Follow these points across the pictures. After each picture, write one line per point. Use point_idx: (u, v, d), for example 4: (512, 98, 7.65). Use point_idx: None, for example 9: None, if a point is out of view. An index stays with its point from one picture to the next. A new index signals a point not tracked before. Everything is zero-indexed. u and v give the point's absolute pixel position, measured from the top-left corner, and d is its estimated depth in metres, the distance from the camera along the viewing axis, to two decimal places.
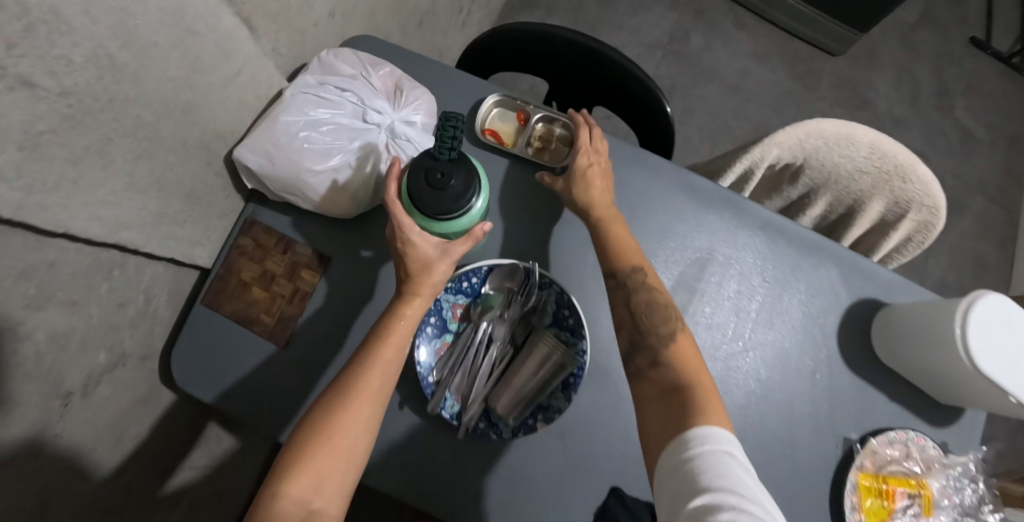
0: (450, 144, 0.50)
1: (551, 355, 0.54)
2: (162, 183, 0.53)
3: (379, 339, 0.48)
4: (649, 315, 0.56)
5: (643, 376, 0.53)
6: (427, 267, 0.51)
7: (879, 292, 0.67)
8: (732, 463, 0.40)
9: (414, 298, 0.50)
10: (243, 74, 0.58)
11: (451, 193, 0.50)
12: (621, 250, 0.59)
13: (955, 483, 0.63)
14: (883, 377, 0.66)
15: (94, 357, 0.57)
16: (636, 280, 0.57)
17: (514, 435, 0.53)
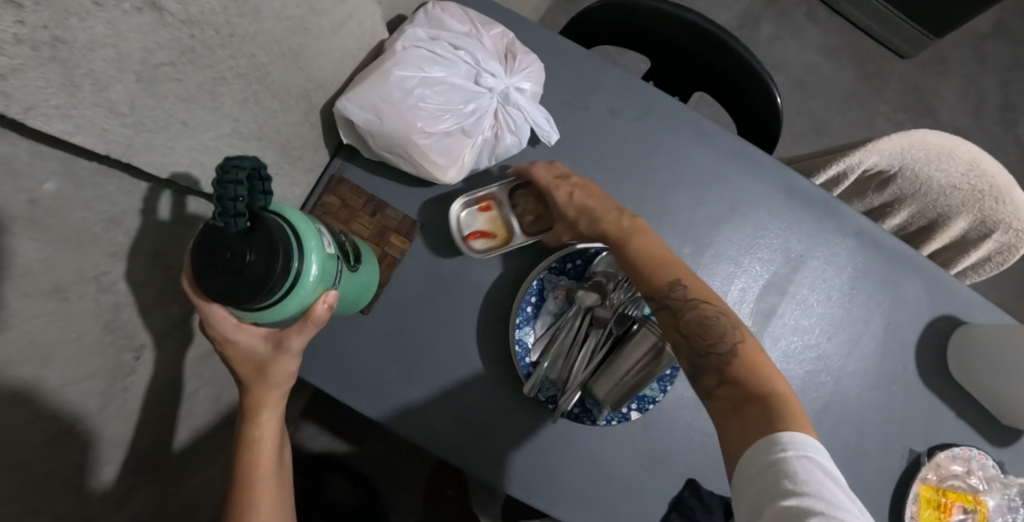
0: (232, 207, 0.36)
1: (659, 342, 0.50)
2: (261, 132, 0.50)
3: (246, 470, 0.48)
4: (702, 334, 0.46)
5: (711, 396, 0.45)
6: (262, 369, 0.47)
7: (958, 309, 0.67)
8: (816, 467, 0.36)
9: (260, 411, 0.48)
10: (353, 19, 0.54)
11: (247, 274, 0.36)
12: (654, 264, 0.51)
13: (1010, 502, 0.64)
14: (953, 395, 0.67)
15: (167, 310, 0.56)
16: (678, 299, 0.48)
17: (607, 423, 0.54)
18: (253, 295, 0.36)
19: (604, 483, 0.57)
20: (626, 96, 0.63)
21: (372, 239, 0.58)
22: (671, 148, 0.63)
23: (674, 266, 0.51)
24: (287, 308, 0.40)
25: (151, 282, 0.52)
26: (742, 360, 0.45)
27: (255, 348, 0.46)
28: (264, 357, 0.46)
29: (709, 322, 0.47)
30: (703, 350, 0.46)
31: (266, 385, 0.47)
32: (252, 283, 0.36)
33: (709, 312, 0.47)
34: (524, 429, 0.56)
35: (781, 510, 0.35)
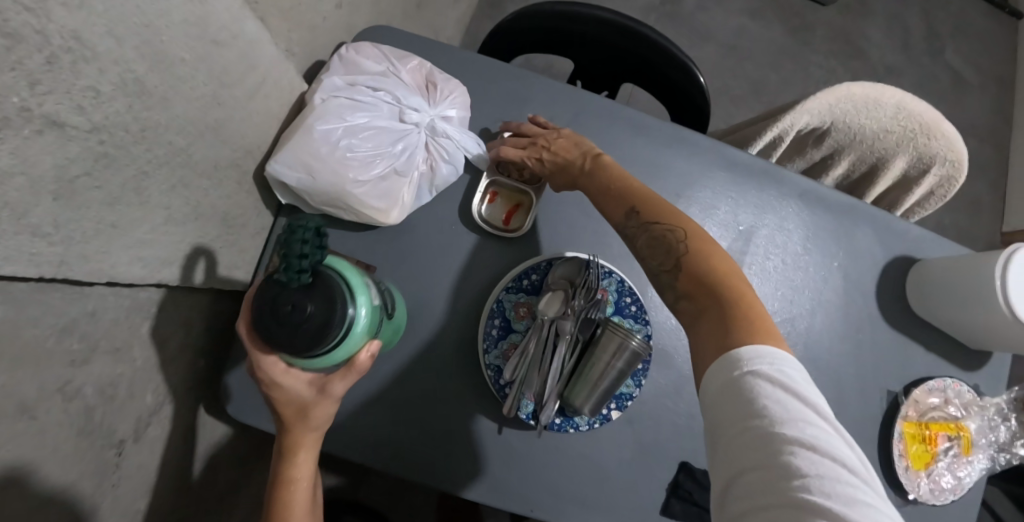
0: (297, 264, 0.37)
1: (626, 343, 0.51)
2: (197, 212, 0.50)
3: (281, 512, 0.47)
4: (657, 254, 0.48)
5: (680, 313, 0.46)
6: (303, 412, 0.46)
7: (910, 248, 0.69)
8: (767, 382, 0.35)
9: (297, 452, 0.47)
10: (267, 83, 0.54)
11: (308, 327, 0.38)
12: (609, 195, 0.52)
13: (990, 422, 0.68)
14: (919, 330, 0.69)
15: (142, 400, 0.55)
16: (633, 226, 0.50)
17: (590, 427, 0.55)
18: (314, 344, 0.38)
19: (602, 483, 0.58)
20: (554, 100, 0.63)
21: None
22: (609, 144, 0.63)
23: (628, 193, 0.52)
24: (332, 357, 0.41)
25: (119, 379, 0.52)
26: (694, 269, 0.45)
27: (299, 393, 0.46)
28: (306, 401, 0.46)
29: (664, 241, 0.47)
30: (662, 268, 0.47)
31: (306, 427, 0.47)
32: (306, 337, 0.38)
33: (662, 230, 0.48)
34: (513, 448, 0.57)
35: (731, 439, 0.35)
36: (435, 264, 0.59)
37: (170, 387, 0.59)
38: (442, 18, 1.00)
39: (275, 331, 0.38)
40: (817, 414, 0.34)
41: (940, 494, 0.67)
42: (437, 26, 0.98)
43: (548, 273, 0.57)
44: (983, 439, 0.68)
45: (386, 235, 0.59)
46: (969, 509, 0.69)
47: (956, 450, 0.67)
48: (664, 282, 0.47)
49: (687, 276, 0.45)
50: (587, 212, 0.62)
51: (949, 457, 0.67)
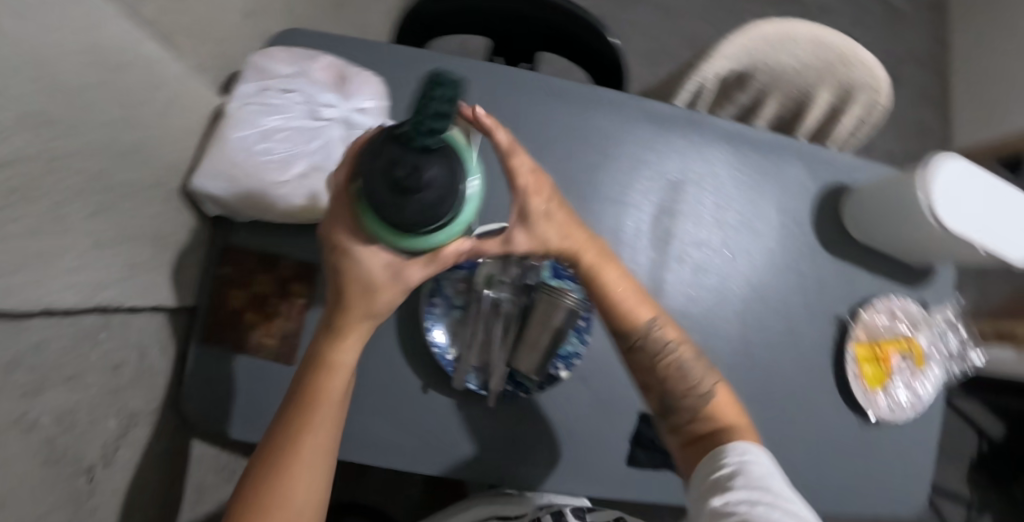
0: (430, 130, 0.26)
1: (559, 303, 0.54)
2: (126, 233, 0.51)
3: (319, 391, 0.45)
4: (681, 380, 0.53)
5: (681, 429, 0.54)
6: (369, 292, 0.41)
7: (842, 176, 0.70)
8: (754, 473, 0.45)
9: (345, 338, 0.43)
10: (178, 99, 0.55)
11: (418, 202, 0.32)
12: (623, 310, 0.52)
13: (938, 334, 0.70)
14: (861, 254, 0.71)
15: (105, 426, 0.56)
16: (654, 339, 0.53)
17: (541, 389, 0.56)
18: (420, 219, 0.33)
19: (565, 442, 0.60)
20: (469, 80, 0.64)
21: (275, 292, 0.59)
22: (528, 114, 0.64)
23: (617, 296, 0.52)
24: (430, 241, 0.37)
25: (77, 407, 0.52)
26: (677, 369, 0.53)
27: (372, 273, 0.40)
28: (376, 282, 0.41)
29: (687, 369, 0.54)
30: (649, 373, 0.54)
31: (355, 316, 0.43)
32: (423, 208, 0.33)
33: (693, 363, 0.54)
34: (472, 421, 0.58)
35: (712, 509, 0.45)
36: None
37: (134, 410, 0.60)
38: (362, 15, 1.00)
39: (407, 201, 0.32)
40: (790, 494, 0.45)
41: (900, 409, 0.69)
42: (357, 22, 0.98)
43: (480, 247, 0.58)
44: (933, 351, 0.70)
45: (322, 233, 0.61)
46: (930, 419, 0.71)
47: (909, 364, 0.70)
48: (648, 384, 0.54)
49: (676, 384, 0.53)
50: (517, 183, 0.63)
51: (904, 373, 0.69)
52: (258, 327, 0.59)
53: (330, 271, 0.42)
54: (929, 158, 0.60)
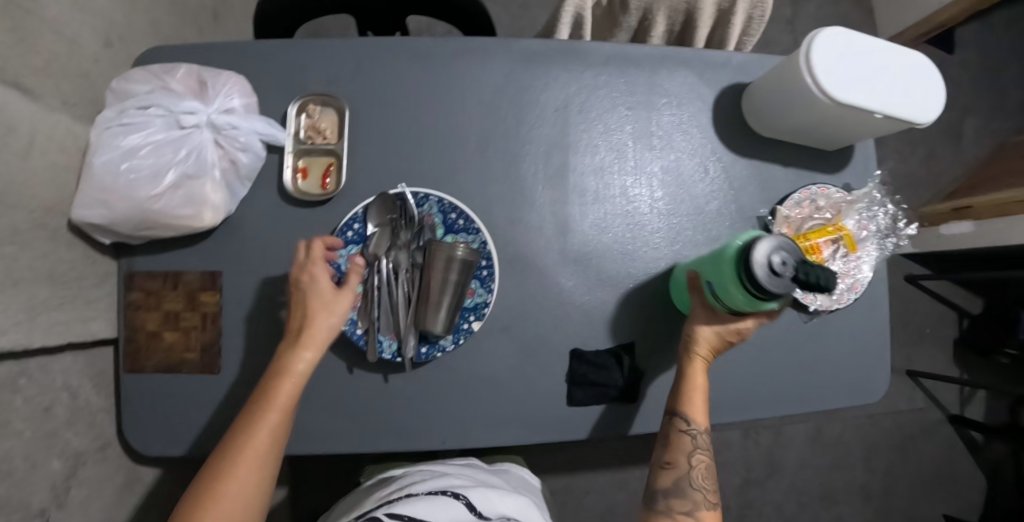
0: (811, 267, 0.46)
1: (451, 256, 0.52)
2: (16, 276, 0.51)
3: (265, 396, 0.48)
4: (704, 477, 0.57)
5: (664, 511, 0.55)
6: (320, 307, 0.51)
7: (738, 76, 0.69)
8: None
9: (302, 345, 0.50)
10: (40, 136, 0.54)
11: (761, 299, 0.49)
12: (696, 403, 0.58)
13: (866, 214, 0.69)
14: (770, 149, 0.69)
15: (48, 468, 0.57)
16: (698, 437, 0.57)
17: (456, 344, 0.57)
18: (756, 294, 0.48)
19: (498, 392, 0.61)
20: (334, 59, 0.63)
21: (186, 307, 0.61)
22: (399, 80, 0.63)
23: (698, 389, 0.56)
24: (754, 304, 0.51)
25: (11, 454, 0.52)
26: (704, 470, 0.57)
27: (323, 290, 0.51)
28: (327, 301, 0.51)
29: (703, 466, 0.57)
30: (684, 453, 0.57)
31: (321, 321, 0.51)
32: (769, 290, 0.47)
33: (709, 479, 0.57)
34: (402, 390, 0.60)
35: None
36: (278, 251, 0.61)
37: (77, 449, 0.61)
38: (236, 28, 0.98)
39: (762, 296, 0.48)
40: None
41: (840, 296, 0.68)
42: (232, 37, 0.96)
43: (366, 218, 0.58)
44: (865, 233, 0.69)
45: (222, 240, 0.61)
46: (877, 297, 0.71)
47: (843, 251, 0.68)
48: (675, 460, 0.57)
49: (698, 474, 0.56)
50: (403, 151, 0.63)
51: (838, 260, 0.68)
52: (176, 344, 0.60)
53: (308, 286, 0.51)
54: (812, 33, 0.59)
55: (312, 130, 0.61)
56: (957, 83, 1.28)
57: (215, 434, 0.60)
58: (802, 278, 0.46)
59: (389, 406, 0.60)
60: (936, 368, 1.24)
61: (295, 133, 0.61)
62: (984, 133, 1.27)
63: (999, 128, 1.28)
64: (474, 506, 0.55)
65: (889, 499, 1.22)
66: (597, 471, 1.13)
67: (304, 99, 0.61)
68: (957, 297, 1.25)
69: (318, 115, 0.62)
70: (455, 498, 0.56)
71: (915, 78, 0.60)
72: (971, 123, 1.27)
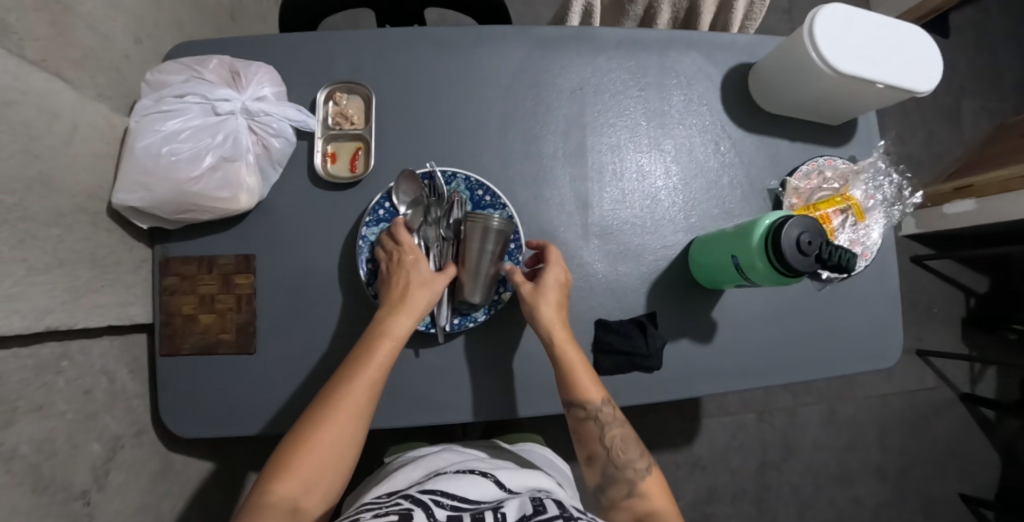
0: (840, 254, 0.52)
1: (488, 224, 0.51)
2: (60, 258, 0.53)
3: (365, 353, 0.51)
4: (626, 450, 0.56)
5: (616, 506, 0.54)
6: (419, 281, 0.56)
7: (743, 56, 0.72)
8: None
9: (400, 312, 0.54)
10: (81, 125, 0.57)
11: (783, 272, 0.53)
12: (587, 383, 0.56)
13: (872, 184, 0.71)
14: (777, 125, 0.72)
15: (90, 450, 0.58)
16: (607, 413, 0.56)
17: (488, 315, 0.61)
18: (780, 265, 0.53)
19: (525, 363, 0.63)
20: (359, 49, 0.66)
21: (221, 290, 0.62)
22: (421, 67, 0.66)
23: (572, 366, 0.56)
24: (771, 278, 0.55)
25: (54, 434, 0.54)
26: (623, 443, 0.56)
27: (423, 267, 0.56)
28: (426, 276, 0.56)
29: (623, 436, 0.56)
30: (596, 442, 0.56)
31: (417, 291, 0.55)
32: (793, 260, 0.51)
33: (628, 452, 0.55)
34: (433, 364, 0.62)
35: None
36: (309, 232, 0.63)
37: (116, 433, 0.62)
38: (253, 29, 1.01)
39: (786, 268, 0.53)
40: None
41: None
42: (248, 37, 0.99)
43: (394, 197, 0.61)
44: (872, 202, 0.71)
45: (255, 225, 0.63)
46: (886, 264, 0.73)
47: (852, 220, 0.70)
48: (593, 452, 0.56)
49: (618, 451, 0.55)
50: (426, 134, 0.65)
51: (847, 228, 0.70)
52: (213, 326, 0.61)
53: (409, 263, 0.56)
54: (813, 11, 0.62)
55: (340, 117, 0.64)
56: (952, 68, 1.33)
57: (252, 413, 0.62)
58: (826, 260, 0.51)
59: (420, 380, 0.62)
60: (946, 347, 1.26)
61: (324, 120, 0.63)
62: (981, 115, 1.31)
63: (996, 110, 1.32)
64: (502, 483, 0.56)
65: (906, 478, 1.23)
66: None
67: (331, 87, 0.64)
68: (962, 276, 1.28)
69: (345, 102, 0.64)
70: (483, 477, 0.56)
71: (912, 50, 0.63)
72: (968, 105, 1.31)
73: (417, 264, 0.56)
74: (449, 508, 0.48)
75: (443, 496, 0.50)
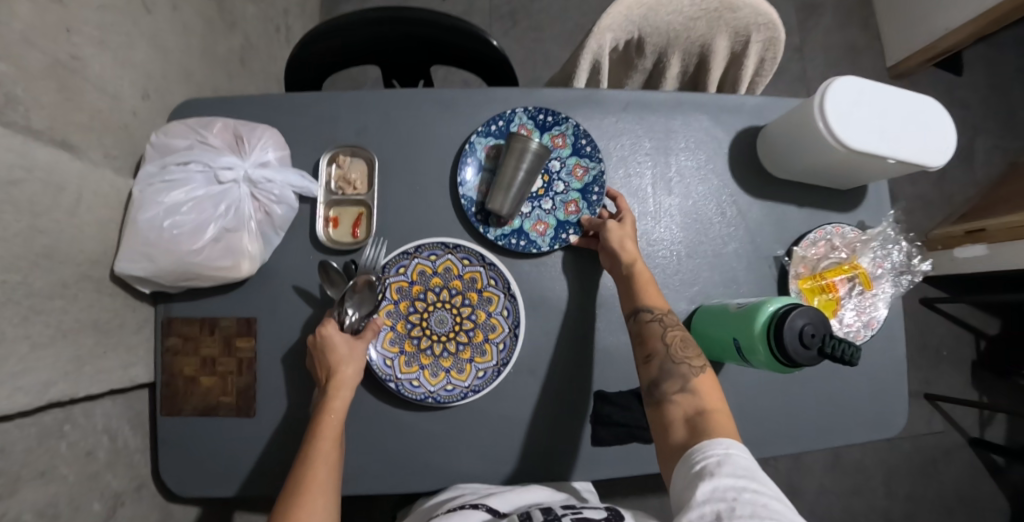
0: (846, 349, 0.50)
1: (528, 148, 0.58)
2: (63, 329, 0.53)
3: (314, 433, 0.51)
4: (685, 347, 0.54)
5: (666, 401, 0.51)
6: (340, 354, 0.55)
7: (752, 118, 0.71)
8: (709, 451, 0.43)
9: (336, 387, 0.53)
10: (86, 192, 0.57)
11: (782, 360, 0.52)
12: (650, 291, 0.58)
13: (881, 252, 0.70)
14: (784, 191, 0.71)
15: (91, 511, 0.58)
16: (669, 316, 0.56)
17: (551, 247, 0.64)
18: (781, 353, 0.52)
19: (523, 433, 0.62)
20: (363, 110, 0.66)
21: (222, 352, 0.63)
22: (424, 130, 0.66)
23: (641, 280, 0.58)
24: (770, 362, 0.54)
25: (56, 499, 0.54)
26: (682, 344, 0.54)
27: (338, 340, 0.55)
28: (344, 349, 0.55)
29: (685, 341, 0.55)
30: (658, 338, 0.54)
31: (340, 367, 0.54)
32: (793, 350, 0.51)
33: (690, 355, 0.54)
34: (432, 432, 0.62)
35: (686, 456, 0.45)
36: (312, 295, 0.63)
37: (117, 490, 0.62)
38: (262, 70, 1.02)
39: (788, 358, 0.51)
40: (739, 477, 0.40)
41: (857, 334, 0.69)
42: (256, 78, 1.00)
43: (515, 119, 0.65)
44: (880, 269, 0.70)
45: (258, 286, 0.63)
46: (893, 330, 0.72)
47: (859, 288, 0.69)
48: (652, 349, 0.54)
49: (678, 348, 0.54)
50: (429, 199, 0.65)
51: (854, 297, 0.69)
52: (213, 389, 0.62)
53: (324, 342, 0.55)
54: (825, 82, 0.60)
55: (342, 182, 0.63)
56: (965, 105, 1.30)
57: (251, 475, 0.62)
58: (830, 351, 0.50)
59: (417, 448, 0.62)
60: (955, 390, 1.24)
61: (326, 185, 0.63)
62: (995, 153, 1.28)
63: (1011, 148, 1.29)
64: (494, 509, 0.54)
65: None
66: (616, 500, 1.14)
67: (335, 150, 0.64)
68: (973, 318, 1.26)
69: (348, 165, 0.64)
70: (474, 508, 0.54)
71: (924, 122, 0.62)
72: (981, 144, 1.29)
73: (335, 350, 0.55)
74: None
75: None
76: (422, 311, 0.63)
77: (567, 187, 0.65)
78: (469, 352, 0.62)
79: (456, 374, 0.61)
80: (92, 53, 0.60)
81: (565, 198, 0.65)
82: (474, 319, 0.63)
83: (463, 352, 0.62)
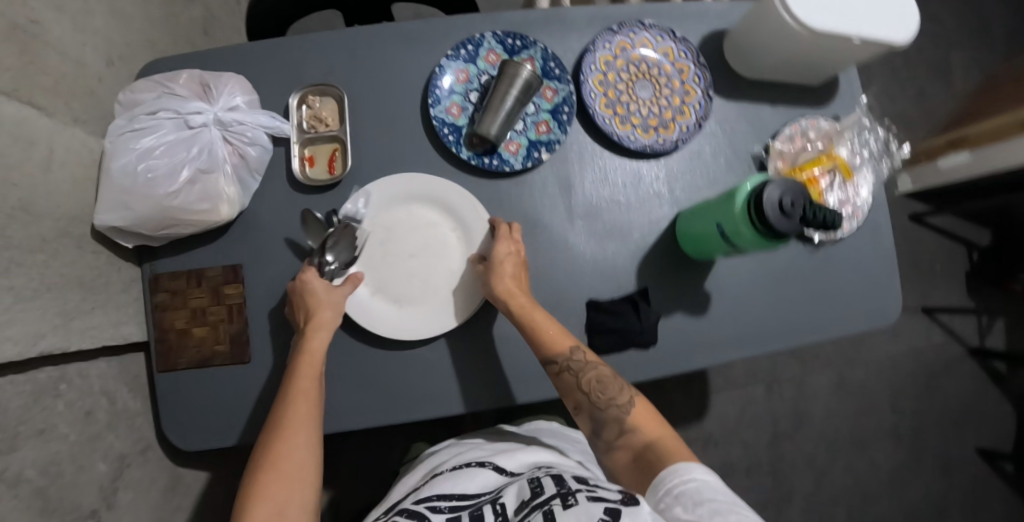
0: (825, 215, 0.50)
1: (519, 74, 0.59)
2: (48, 283, 0.52)
3: (291, 375, 0.52)
4: (604, 390, 0.54)
5: (614, 448, 0.52)
6: (320, 297, 0.56)
7: (717, 22, 0.71)
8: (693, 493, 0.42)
9: (315, 330, 0.54)
10: (56, 150, 0.56)
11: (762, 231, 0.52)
12: (551, 334, 0.56)
13: (858, 142, 0.71)
14: (756, 91, 0.71)
15: (95, 469, 0.58)
16: (579, 361, 0.55)
17: (525, 167, 0.64)
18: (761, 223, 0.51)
19: (519, 352, 0.63)
20: (329, 51, 0.65)
21: (211, 303, 0.63)
22: (392, 64, 0.66)
23: (538, 326, 0.56)
24: (751, 238, 0.54)
25: (59, 456, 0.53)
26: (597, 385, 0.54)
27: (315, 287, 0.57)
28: (321, 291, 0.56)
29: (607, 383, 0.54)
30: (576, 391, 0.55)
31: (321, 311, 0.56)
32: (772, 216, 0.50)
33: (615, 389, 0.54)
34: (429, 360, 0.62)
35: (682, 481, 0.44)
36: (296, 236, 0.63)
37: (119, 451, 0.62)
38: (227, 42, 1.02)
39: (766, 228, 0.51)
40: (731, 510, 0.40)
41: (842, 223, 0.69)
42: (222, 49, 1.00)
43: (484, 44, 0.65)
44: (859, 159, 0.71)
45: (241, 234, 0.63)
46: (878, 222, 0.72)
47: (840, 178, 0.69)
48: (577, 402, 0.55)
49: (596, 393, 0.54)
50: (405, 131, 0.65)
51: (836, 187, 0.69)
52: (206, 339, 0.62)
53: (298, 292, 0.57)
54: None
55: (314, 120, 0.63)
56: (936, 21, 1.31)
57: (252, 421, 0.62)
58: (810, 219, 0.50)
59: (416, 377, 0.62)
60: (952, 302, 1.25)
61: (298, 125, 0.63)
62: (967, 67, 1.30)
63: (984, 61, 1.30)
64: (501, 468, 0.53)
65: (920, 438, 1.22)
66: None
67: (302, 91, 0.64)
68: (962, 230, 1.26)
69: (319, 104, 0.64)
70: (481, 467, 0.53)
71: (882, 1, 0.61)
72: (954, 59, 1.30)
73: (313, 292, 0.56)
74: (446, 511, 0.45)
75: (438, 500, 0.47)
76: (633, 75, 0.67)
77: (537, 109, 0.65)
78: (671, 113, 0.67)
79: (663, 131, 0.67)
80: (51, 14, 0.58)
81: (536, 118, 0.64)
82: (671, 87, 0.67)
83: (652, 120, 0.67)
